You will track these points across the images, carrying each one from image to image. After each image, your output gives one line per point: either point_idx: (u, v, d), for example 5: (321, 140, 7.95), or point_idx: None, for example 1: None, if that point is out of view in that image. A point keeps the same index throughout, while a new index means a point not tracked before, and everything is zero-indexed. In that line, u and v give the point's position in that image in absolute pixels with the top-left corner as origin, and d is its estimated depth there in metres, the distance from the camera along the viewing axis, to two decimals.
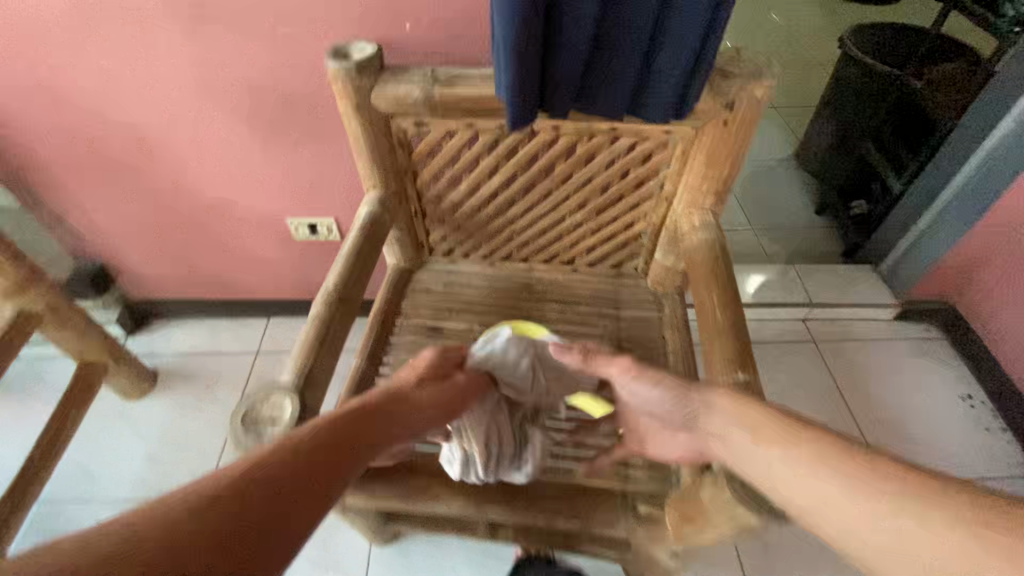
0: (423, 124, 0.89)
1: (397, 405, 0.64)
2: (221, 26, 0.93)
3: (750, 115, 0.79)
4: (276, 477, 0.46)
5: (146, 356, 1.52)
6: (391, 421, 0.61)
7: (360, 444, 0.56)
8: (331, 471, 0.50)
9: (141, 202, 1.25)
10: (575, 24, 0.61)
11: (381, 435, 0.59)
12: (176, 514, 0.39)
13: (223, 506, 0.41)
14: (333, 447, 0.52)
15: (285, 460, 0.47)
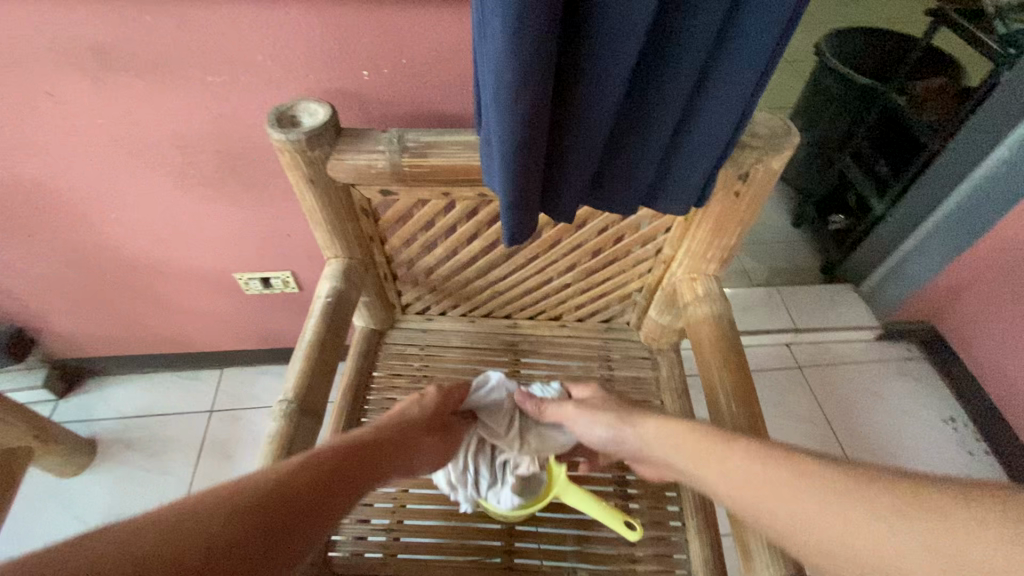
0: (391, 192, 0.76)
1: (392, 442, 0.68)
2: (138, 76, 0.77)
3: (765, 186, 0.71)
4: (277, 501, 0.49)
5: (81, 422, 1.35)
6: (382, 458, 0.65)
7: (354, 478, 0.59)
8: (326, 501, 0.54)
9: (58, 262, 1.08)
10: (594, 124, 0.52)
11: (372, 472, 0.62)
12: (183, 523, 0.42)
13: (224, 521, 0.44)
14: (329, 481, 0.56)
15: (285, 485, 0.51)
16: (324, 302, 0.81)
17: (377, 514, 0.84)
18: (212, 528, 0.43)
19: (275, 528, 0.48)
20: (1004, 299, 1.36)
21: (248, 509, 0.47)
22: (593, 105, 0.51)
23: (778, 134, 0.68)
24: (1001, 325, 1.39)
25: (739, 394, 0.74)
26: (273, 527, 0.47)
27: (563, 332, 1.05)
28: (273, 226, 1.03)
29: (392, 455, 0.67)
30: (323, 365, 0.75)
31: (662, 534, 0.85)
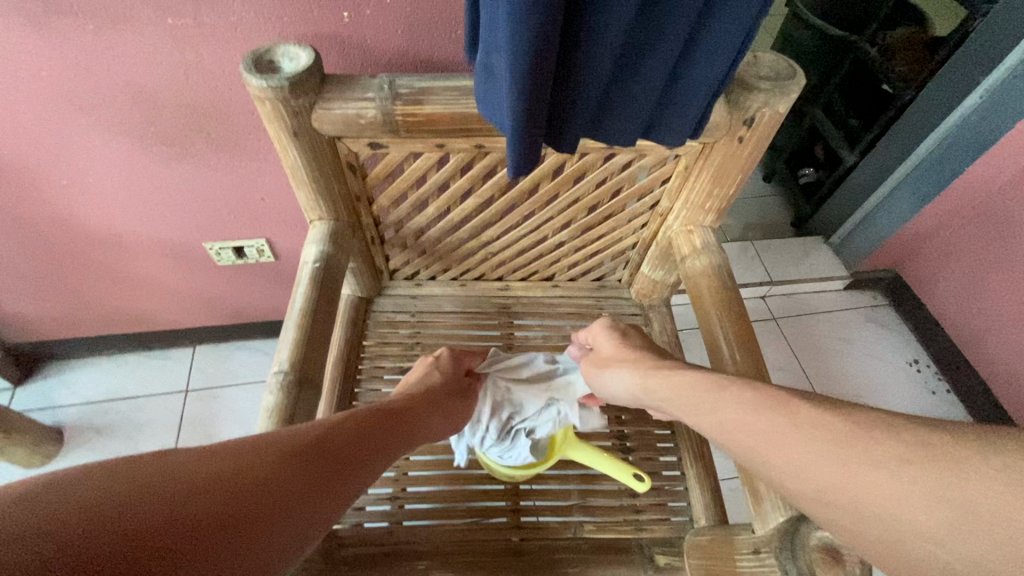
0: (380, 145, 0.72)
1: (404, 417, 0.65)
2: (83, 18, 0.68)
3: (768, 131, 0.70)
4: (281, 469, 0.46)
5: (44, 409, 1.26)
6: (394, 436, 0.61)
7: (364, 455, 0.55)
8: (333, 476, 0.50)
9: (2, 236, 0.98)
10: (604, 43, 0.50)
11: (383, 450, 0.58)
12: (181, 480, 0.39)
13: (224, 482, 0.41)
14: (337, 455, 0.52)
15: (290, 454, 0.48)
16: (312, 266, 0.76)
17: (379, 483, 0.82)
18: (209, 488, 0.40)
19: (279, 498, 0.44)
20: (967, 245, 1.42)
21: (250, 472, 0.43)
22: (603, 23, 0.48)
23: (782, 76, 0.66)
24: (963, 269, 1.46)
25: (741, 342, 0.74)
26: (276, 497, 0.44)
27: (556, 292, 1.03)
28: (245, 190, 0.96)
29: (403, 434, 0.63)
30: (317, 332, 0.71)
31: (661, 484, 0.87)
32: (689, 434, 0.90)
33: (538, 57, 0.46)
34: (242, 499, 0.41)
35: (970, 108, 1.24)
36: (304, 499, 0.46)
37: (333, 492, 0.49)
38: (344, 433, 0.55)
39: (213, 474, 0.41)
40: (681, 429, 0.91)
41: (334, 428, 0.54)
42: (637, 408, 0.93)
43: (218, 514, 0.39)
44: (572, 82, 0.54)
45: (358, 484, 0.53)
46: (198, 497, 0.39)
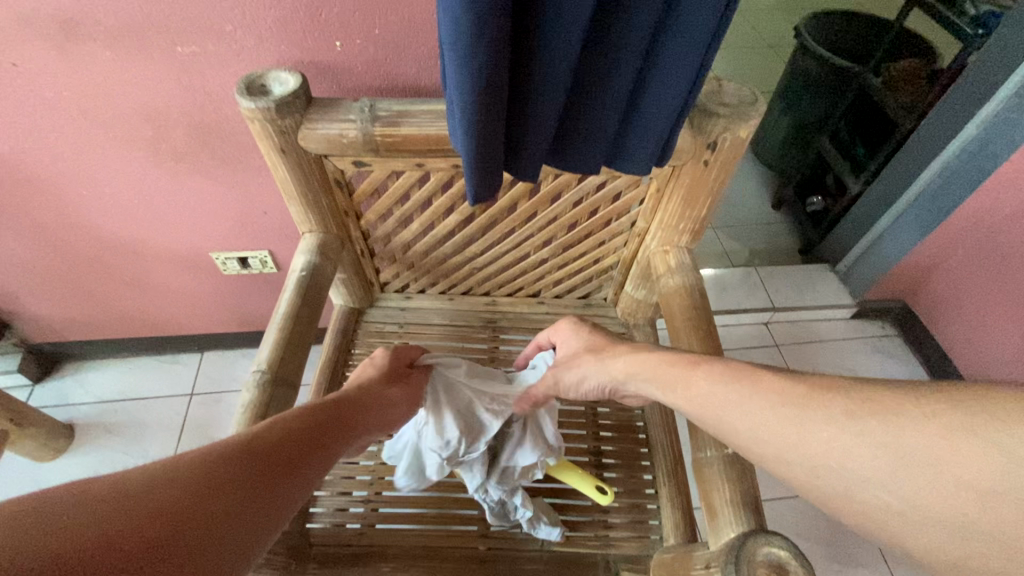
0: (364, 163, 0.77)
1: (351, 414, 0.64)
2: (103, 46, 0.76)
3: (732, 156, 0.72)
4: (222, 470, 0.45)
5: (58, 406, 1.34)
6: (342, 432, 0.60)
7: (310, 452, 0.54)
8: (280, 473, 0.49)
9: (29, 242, 1.06)
10: (553, 73, 0.54)
11: (331, 447, 0.57)
12: (115, 489, 0.38)
13: (164, 485, 0.40)
14: (280, 453, 0.51)
15: (230, 457, 0.46)
16: (299, 275, 0.81)
17: (356, 486, 0.85)
18: (149, 492, 0.39)
19: (226, 496, 0.43)
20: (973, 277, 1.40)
21: (190, 474, 0.42)
22: (549, 60, 0.53)
23: (745, 103, 0.69)
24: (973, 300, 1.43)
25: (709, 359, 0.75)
26: (223, 495, 0.43)
27: (541, 308, 1.05)
28: (248, 203, 1.03)
29: (351, 430, 0.62)
30: (298, 337, 0.76)
31: (634, 501, 0.87)
32: (666, 452, 0.90)
33: (485, 86, 0.50)
34: (187, 497, 0.40)
35: (966, 139, 1.23)
36: (252, 495, 0.45)
37: (282, 487, 0.48)
38: (300, 425, 0.56)
39: (152, 479, 0.40)
40: (657, 447, 0.91)
41: (290, 420, 0.55)
42: (616, 424, 0.94)
43: (163, 514, 0.38)
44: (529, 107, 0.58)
45: (307, 479, 0.52)
46: (138, 500, 0.38)
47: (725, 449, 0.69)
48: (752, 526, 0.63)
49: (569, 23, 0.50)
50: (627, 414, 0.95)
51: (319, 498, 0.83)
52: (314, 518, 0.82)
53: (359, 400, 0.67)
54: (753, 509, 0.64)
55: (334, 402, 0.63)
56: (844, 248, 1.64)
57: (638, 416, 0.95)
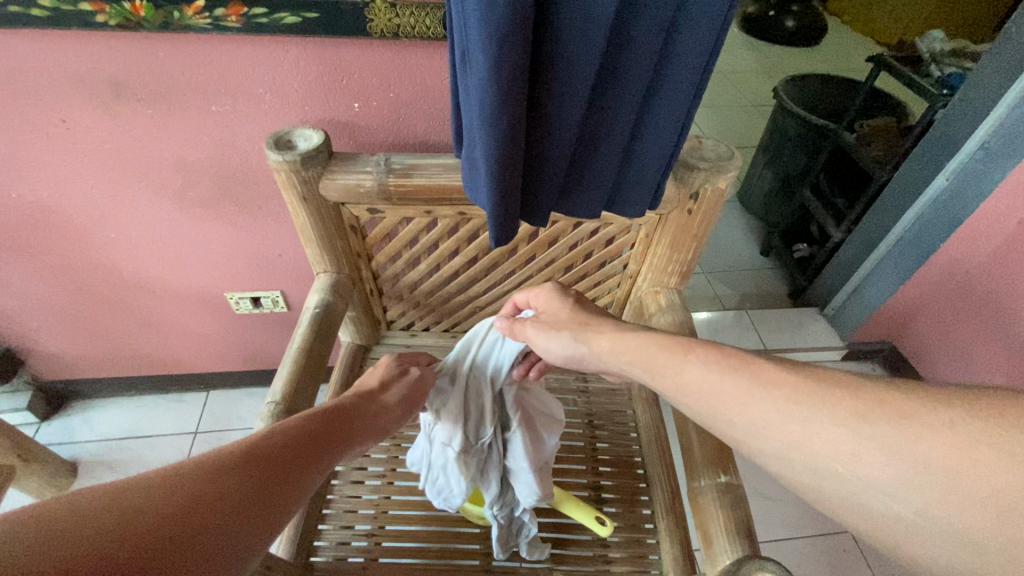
0: (377, 210, 0.84)
1: (343, 425, 0.67)
2: (146, 106, 0.84)
3: (714, 204, 0.79)
4: (218, 486, 0.48)
5: (64, 444, 1.36)
6: (335, 443, 0.63)
7: (303, 463, 0.57)
8: (273, 485, 0.52)
9: (53, 283, 1.12)
10: (558, 132, 0.62)
11: (324, 458, 0.60)
12: (120, 507, 0.41)
13: (163, 504, 0.43)
14: (273, 465, 0.54)
15: (227, 472, 0.50)
16: (313, 312, 0.86)
17: (360, 520, 0.87)
18: (148, 511, 0.42)
19: (221, 511, 0.46)
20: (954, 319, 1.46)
21: (188, 490, 0.46)
22: (556, 121, 0.61)
23: (723, 159, 0.77)
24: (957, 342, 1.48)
25: None
26: (219, 510, 0.46)
27: None
28: (264, 246, 1.10)
29: (345, 440, 0.65)
30: (310, 370, 0.80)
31: (634, 536, 0.89)
32: (664, 488, 0.92)
33: (503, 146, 0.58)
34: (185, 514, 0.44)
35: (937, 190, 1.32)
36: (245, 509, 0.48)
37: (275, 497, 0.51)
38: (297, 433, 0.60)
39: (151, 498, 0.43)
40: (656, 483, 0.93)
41: (288, 429, 0.59)
42: (616, 460, 0.97)
43: (161, 531, 0.41)
44: (541, 160, 0.66)
45: (301, 488, 0.55)
46: (139, 519, 0.41)
47: (718, 478, 0.73)
48: (746, 552, 0.66)
49: (573, 92, 0.58)
50: (626, 450, 0.98)
51: (323, 532, 0.85)
52: (318, 552, 0.84)
53: (356, 409, 0.71)
54: (746, 536, 0.67)
55: (326, 416, 0.66)
56: (831, 292, 1.71)
57: (637, 453, 0.98)
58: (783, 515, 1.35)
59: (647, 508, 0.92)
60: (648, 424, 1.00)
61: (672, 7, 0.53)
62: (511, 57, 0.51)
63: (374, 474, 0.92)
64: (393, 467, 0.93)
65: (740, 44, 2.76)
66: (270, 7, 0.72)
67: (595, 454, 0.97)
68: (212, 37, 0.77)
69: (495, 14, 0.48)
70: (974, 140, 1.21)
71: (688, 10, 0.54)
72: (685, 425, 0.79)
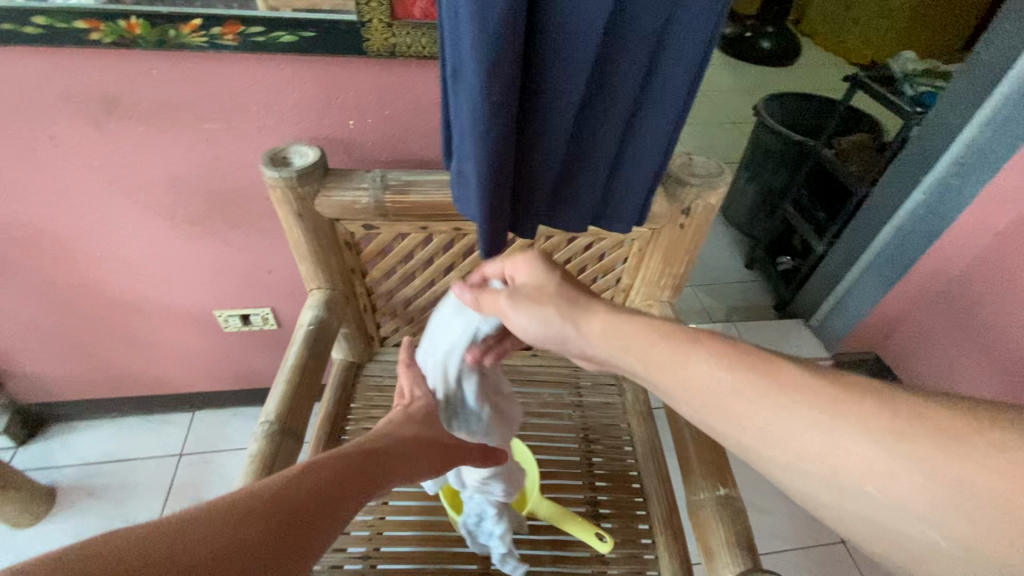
0: (372, 226, 0.84)
1: (372, 465, 0.65)
2: (137, 122, 0.84)
3: (705, 219, 0.81)
4: (243, 536, 0.47)
5: (42, 469, 1.31)
6: (363, 486, 0.61)
7: (330, 510, 0.55)
8: (298, 535, 0.50)
9: (35, 302, 1.09)
10: (548, 146, 0.63)
11: (349, 502, 0.58)
12: (148, 559, 0.41)
13: (189, 558, 0.42)
14: (299, 513, 0.52)
15: (254, 520, 0.48)
16: (306, 329, 0.85)
17: (354, 542, 0.85)
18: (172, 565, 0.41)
19: (242, 565, 0.45)
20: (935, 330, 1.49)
21: (214, 542, 0.44)
22: (546, 137, 0.62)
23: (713, 174, 0.79)
24: (939, 352, 1.51)
25: None
26: (241, 564, 0.45)
27: (534, 360, 1.11)
28: (255, 263, 1.08)
29: (372, 482, 0.63)
30: (304, 388, 0.79)
31: (633, 551, 0.88)
32: (661, 501, 0.93)
33: (493, 160, 0.58)
34: (206, 569, 0.42)
35: (916, 203, 1.36)
36: (269, 563, 0.46)
37: (299, 549, 0.50)
38: (337, 472, 0.60)
39: (179, 548, 0.42)
40: (652, 496, 0.93)
41: (331, 467, 0.59)
42: (611, 474, 0.97)
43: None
44: (530, 174, 0.67)
45: (324, 537, 0.53)
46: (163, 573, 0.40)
47: (717, 491, 0.73)
48: (747, 566, 0.66)
49: (563, 108, 0.59)
50: (621, 464, 0.98)
51: (316, 555, 0.83)
52: None
53: (394, 442, 0.70)
54: (746, 547, 0.68)
55: (356, 454, 0.64)
56: (816, 304, 1.74)
57: (632, 466, 0.98)
58: (776, 527, 1.35)
59: (645, 522, 0.92)
60: (643, 438, 1.01)
61: (658, 27, 0.55)
62: (501, 76, 0.52)
63: (369, 494, 0.90)
64: (388, 486, 0.92)
65: (721, 63, 2.83)
66: (267, 26, 0.73)
67: (592, 468, 0.97)
68: (208, 55, 0.77)
69: (485, 34, 0.49)
70: (949, 154, 1.26)
71: (674, 29, 0.55)
72: (681, 438, 0.80)
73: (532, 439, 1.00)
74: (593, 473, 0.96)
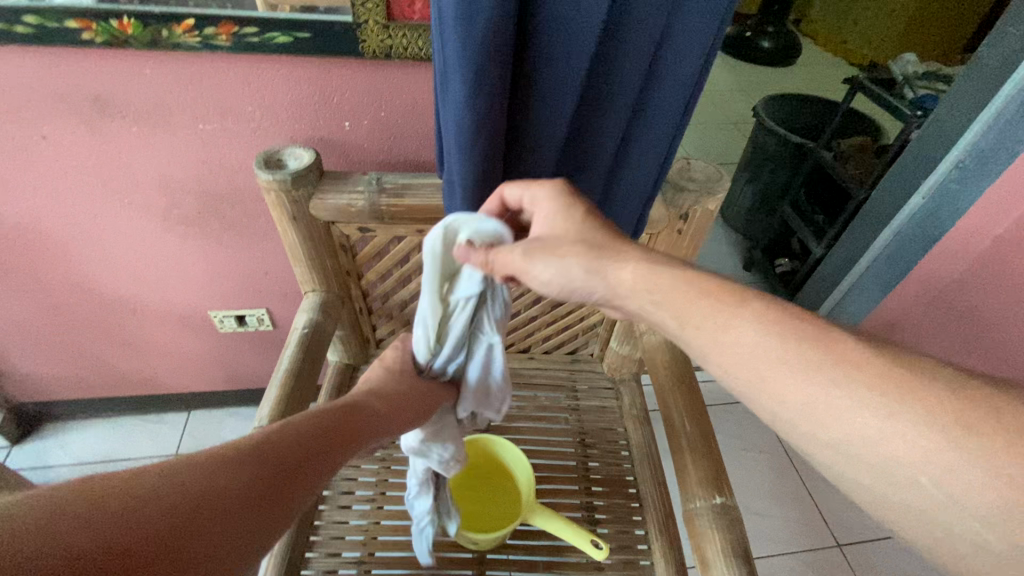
0: (368, 229, 0.83)
1: (353, 426, 0.65)
2: (130, 122, 0.83)
3: (704, 224, 0.81)
4: (215, 483, 0.47)
5: (37, 469, 1.30)
6: (342, 445, 0.62)
7: (307, 465, 0.56)
8: (271, 487, 0.51)
9: (27, 302, 1.08)
10: (543, 153, 0.62)
11: (328, 459, 0.59)
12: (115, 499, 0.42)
13: (157, 500, 0.43)
14: (274, 466, 0.53)
15: (227, 469, 0.49)
16: (301, 332, 0.85)
17: (348, 547, 0.85)
18: (137, 506, 0.42)
19: (212, 512, 0.45)
20: None
21: (185, 488, 0.45)
22: (539, 145, 0.61)
23: (712, 180, 0.78)
24: None
25: (692, 414, 0.81)
26: (210, 510, 0.45)
27: (531, 363, 1.11)
28: (250, 263, 1.08)
29: (352, 442, 0.64)
30: (297, 393, 0.79)
31: (630, 557, 0.88)
32: (658, 506, 0.92)
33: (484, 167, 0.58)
34: (172, 513, 0.43)
35: (915, 208, 1.36)
36: (239, 511, 0.47)
37: (271, 499, 0.50)
38: (304, 428, 0.59)
39: (146, 493, 0.43)
40: (649, 501, 0.93)
41: (298, 425, 0.59)
42: (607, 480, 0.96)
43: (143, 529, 0.41)
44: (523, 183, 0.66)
45: (299, 491, 0.53)
46: (128, 514, 0.41)
47: (714, 499, 0.73)
48: None
49: (556, 114, 0.58)
50: (617, 469, 0.98)
51: (310, 560, 0.83)
52: None
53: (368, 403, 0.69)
54: (741, 557, 0.68)
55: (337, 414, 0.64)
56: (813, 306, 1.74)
57: (629, 471, 0.98)
58: (773, 530, 1.35)
59: (642, 527, 0.92)
60: (640, 443, 1.01)
61: (654, 38, 0.54)
62: (490, 86, 0.52)
63: (363, 498, 0.90)
64: (383, 491, 0.91)
65: (720, 63, 2.82)
66: (261, 26, 0.72)
67: (588, 473, 0.97)
68: (201, 54, 0.76)
69: (473, 40, 0.49)
70: (948, 159, 1.25)
71: (672, 36, 0.55)
72: (677, 445, 0.80)
73: (528, 444, 1.00)
74: (590, 478, 0.96)
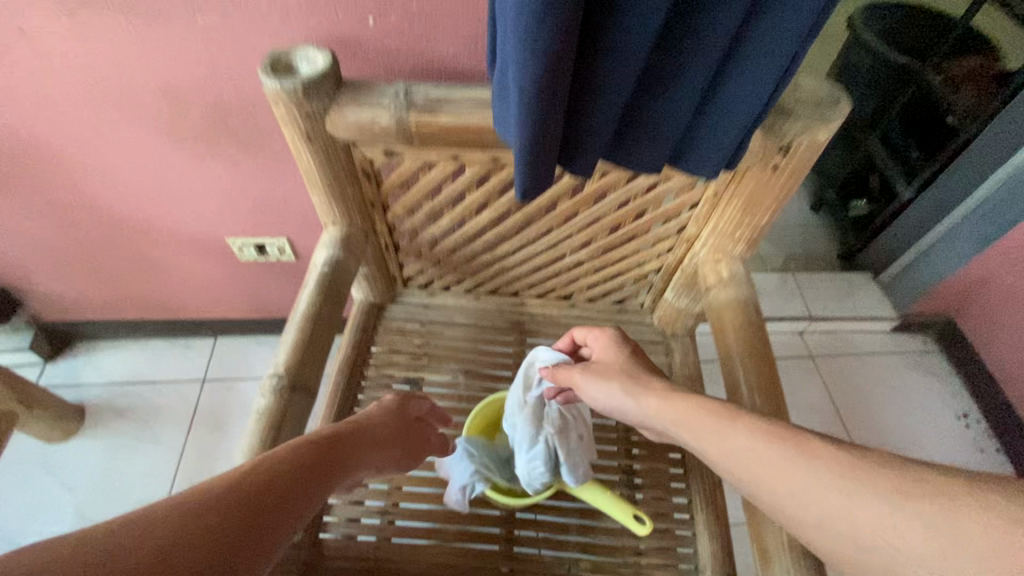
0: (395, 153, 0.71)
1: (339, 451, 0.57)
2: (117, 13, 0.70)
3: (806, 160, 0.65)
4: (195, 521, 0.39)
5: (71, 386, 1.31)
6: (328, 470, 0.54)
7: (295, 493, 0.48)
8: (259, 520, 0.43)
9: (39, 220, 1.02)
10: (628, 59, 0.47)
11: (316, 486, 0.51)
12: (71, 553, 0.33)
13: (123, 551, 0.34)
14: (258, 500, 0.44)
15: (205, 506, 0.40)
16: (320, 271, 0.75)
17: (371, 496, 0.80)
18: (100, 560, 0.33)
19: (196, 555, 0.37)
20: None
21: (159, 530, 0.37)
22: (624, 47, 0.46)
23: (826, 104, 0.62)
24: None
25: (763, 386, 0.69)
26: (193, 553, 0.37)
27: (572, 312, 0.97)
28: (267, 187, 0.97)
29: (339, 466, 0.56)
30: (317, 338, 0.70)
31: (668, 527, 0.81)
32: (704, 477, 0.84)
33: (550, 76, 0.44)
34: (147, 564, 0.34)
35: None
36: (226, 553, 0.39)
37: (259, 535, 0.42)
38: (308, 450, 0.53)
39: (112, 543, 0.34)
40: (695, 469, 0.85)
41: (300, 446, 0.53)
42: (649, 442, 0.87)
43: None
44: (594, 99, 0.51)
45: (289, 522, 0.45)
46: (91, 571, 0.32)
47: None
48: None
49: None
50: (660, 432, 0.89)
51: (332, 508, 0.79)
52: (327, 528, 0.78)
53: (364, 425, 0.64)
54: (812, 557, 0.58)
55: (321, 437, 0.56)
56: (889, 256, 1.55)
57: None
58: None
59: (686, 495, 0.84)
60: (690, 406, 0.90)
61: None
62: None
63: None
64: None
65: None
66: None
67: (629, 434, 0.87)
68: None
69: None
70: None
71: None
72: None
73: None
74: (631, 440, 0.87)
